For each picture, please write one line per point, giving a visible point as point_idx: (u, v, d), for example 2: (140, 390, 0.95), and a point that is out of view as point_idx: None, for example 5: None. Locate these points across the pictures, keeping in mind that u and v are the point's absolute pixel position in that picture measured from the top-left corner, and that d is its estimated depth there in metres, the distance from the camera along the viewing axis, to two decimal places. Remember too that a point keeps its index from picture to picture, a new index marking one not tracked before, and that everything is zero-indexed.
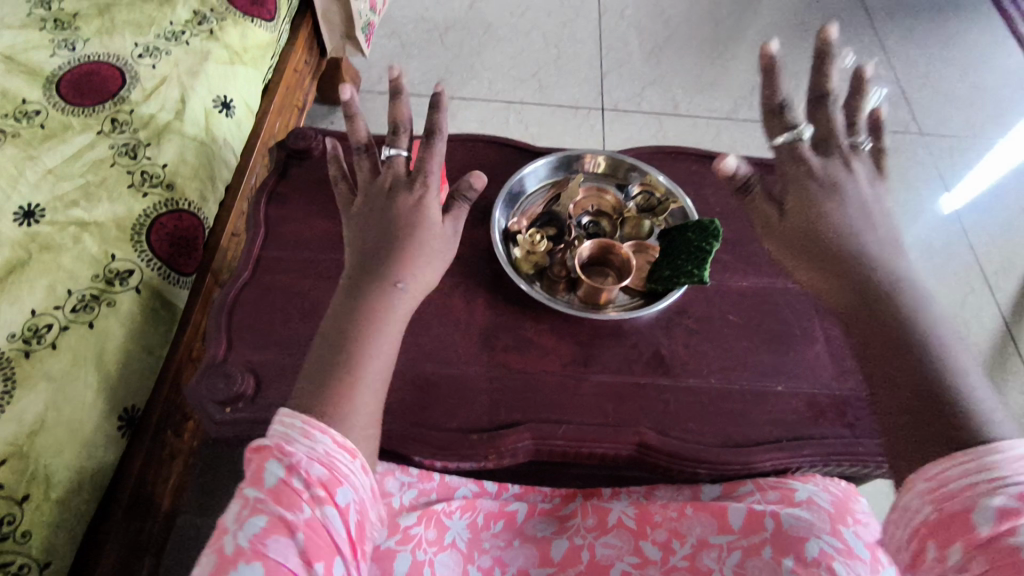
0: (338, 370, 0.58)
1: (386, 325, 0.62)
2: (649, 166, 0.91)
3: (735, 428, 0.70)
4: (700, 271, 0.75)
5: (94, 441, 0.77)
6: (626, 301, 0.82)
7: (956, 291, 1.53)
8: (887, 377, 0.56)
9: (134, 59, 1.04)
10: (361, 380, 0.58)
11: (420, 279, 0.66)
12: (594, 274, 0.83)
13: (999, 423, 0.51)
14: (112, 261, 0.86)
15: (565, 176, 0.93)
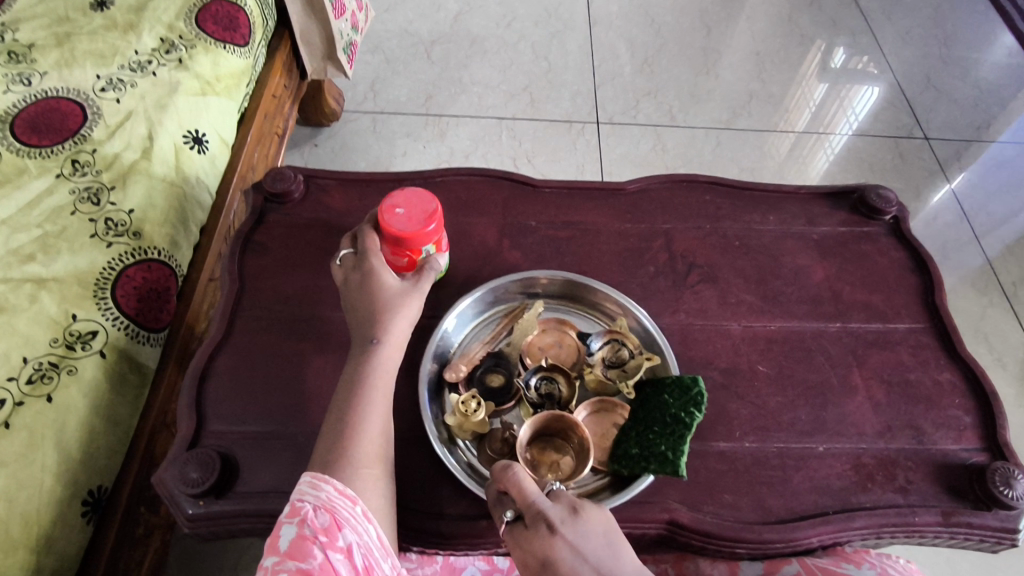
0: (336, 429, 0.58)
1: (373, 380, 0.61)
2: (621, 300, 0.74)
3: (774, 498, 0.64)
4: (675, 462, 0.61)
5: (52, 532, 0.68)
6: (586, 484, 0.65)
7: (975, 305, 1.47)
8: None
9: (96, 93, 0.96)
10: (360, 432, 0.58)
11: (400, 332, 0.64)
12: (544, 449, 0.66)
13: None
14: (74, 323, 0.77)
15: (519, 304, 0.77)
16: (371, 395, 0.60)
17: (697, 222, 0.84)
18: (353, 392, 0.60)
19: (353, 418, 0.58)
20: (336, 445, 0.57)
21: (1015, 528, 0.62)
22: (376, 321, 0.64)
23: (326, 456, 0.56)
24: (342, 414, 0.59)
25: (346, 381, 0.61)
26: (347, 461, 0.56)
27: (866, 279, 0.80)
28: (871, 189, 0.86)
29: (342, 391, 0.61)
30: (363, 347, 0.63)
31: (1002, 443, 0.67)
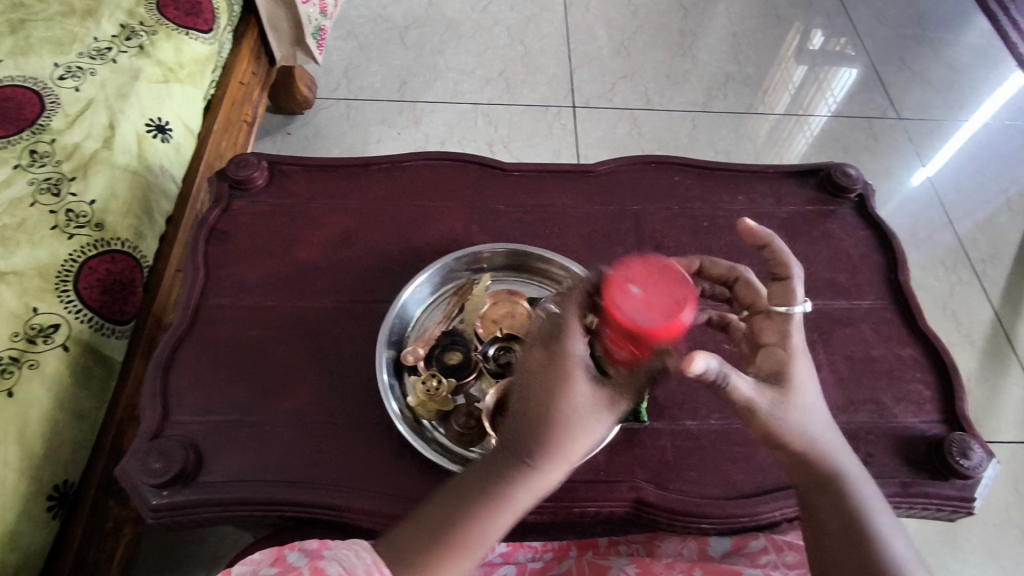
0: (436, 531, 0.50)
1: (507, 502, 0.50)
2: (565, 263, 0.76)
3: (738, 474, 0.64)
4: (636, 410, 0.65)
5: (17, 528, 0.67)
6: None
7: (945, 282, 1.49)
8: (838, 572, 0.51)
9: (54, 81, 0.93)
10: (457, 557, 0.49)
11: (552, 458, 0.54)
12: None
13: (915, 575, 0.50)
14: (34, 316, 0.76)
15: (466, 279, 0.77)
16: (495, 520, 0.50)
17: (665, 203, 0.84)
18: (481, 501, 0.50)
19: (458, 538, 0.49)
20: (429, 552, 0.49)
21: (971, 497, 0.64)
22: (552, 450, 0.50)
23: (403, 552, 0.49)
24: (455, 517, 0.50)
25: (489, 480, 0.51)
26: (421, 574, 0.49)
27: (831, 257, 0.81)
28: (837, 168, 0.87)
29: (470, 488, 0.51)
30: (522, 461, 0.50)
31: (960, 415, 0.69)
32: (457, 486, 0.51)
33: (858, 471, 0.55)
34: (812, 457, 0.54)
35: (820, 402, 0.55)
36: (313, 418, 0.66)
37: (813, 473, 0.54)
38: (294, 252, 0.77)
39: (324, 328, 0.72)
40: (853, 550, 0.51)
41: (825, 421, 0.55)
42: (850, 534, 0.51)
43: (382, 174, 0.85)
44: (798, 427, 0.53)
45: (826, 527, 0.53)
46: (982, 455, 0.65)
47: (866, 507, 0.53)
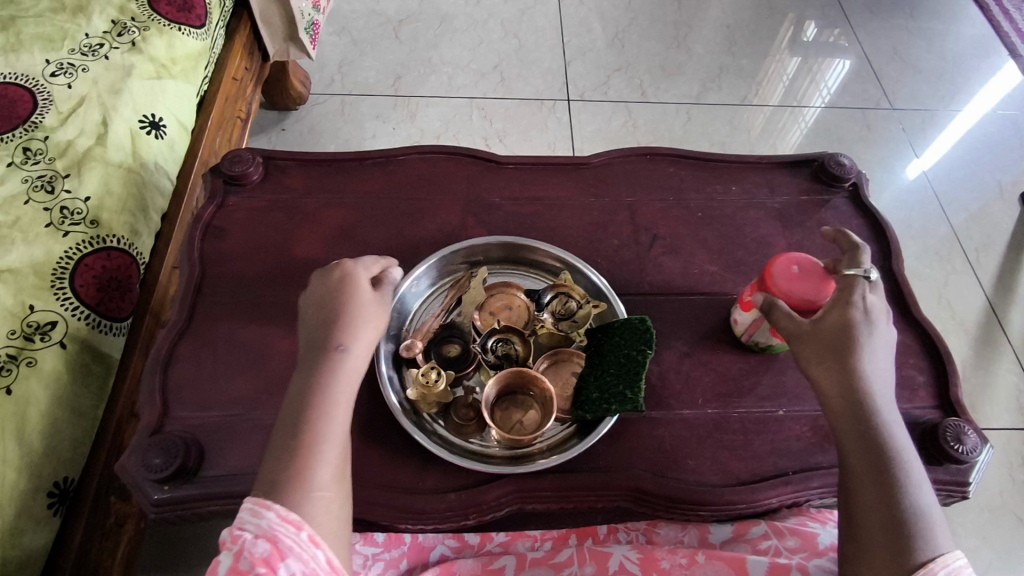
0: (286, 439, 0.53)
1: (332, 391, 0.55)
2: (562, 253, 0.76)
3: (736, 461, 0.65)
4: (634, 397, 0.63)
5: (18, 525, 0.67)
6: (556, 432, 0.68)
7: (938, 271, 1.50)
8: (859, 521, 0.51)
9: (46, 78, 0.92)
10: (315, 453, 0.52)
11: (365, 330, 0.60)
12: (509, 407, 0.67)
13: (937, 528, 0.50)
14: (31, 314, 0.76)
15: (465, 272, 0.78)
16: (330, 409, 0.54)
17: (661, 194, 0.85)
18: (306, 403, 0.54)
19: (309, 435, 0.53)
20: (294, 454, 0.52)
21: (965, 481, 0.65)
22: (340, 324, 0.59)
23: (267, 476, 0.51)
24: (296, 422, 0.53)
25: (306, 380, 0.56)
26: (298, 483, 0.51)
27: (825, 246, 0.81)
28: (831, 157, 0.87)
29: (300, 390, 0.55)
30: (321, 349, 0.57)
31: (954, 401, 0.69)
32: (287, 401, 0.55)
33: (901, 431, 0.55)
34: (852, 405, 0.55)
35: (885, 351, 0.58)
36: None
37: (852, 425, 0.55)
38: (291, 247, 0.77)
39: None
40: (875, 498, 0.51)
41: (886, 376, 0.57)
42: (875, 483, 0.52)
43: (377, 168, 0.85)
44: (844, 362, 0.56)
45: (853, 480, 0.53)
46: (976, 440, 0.65)
47: (901, 462, 0.52)
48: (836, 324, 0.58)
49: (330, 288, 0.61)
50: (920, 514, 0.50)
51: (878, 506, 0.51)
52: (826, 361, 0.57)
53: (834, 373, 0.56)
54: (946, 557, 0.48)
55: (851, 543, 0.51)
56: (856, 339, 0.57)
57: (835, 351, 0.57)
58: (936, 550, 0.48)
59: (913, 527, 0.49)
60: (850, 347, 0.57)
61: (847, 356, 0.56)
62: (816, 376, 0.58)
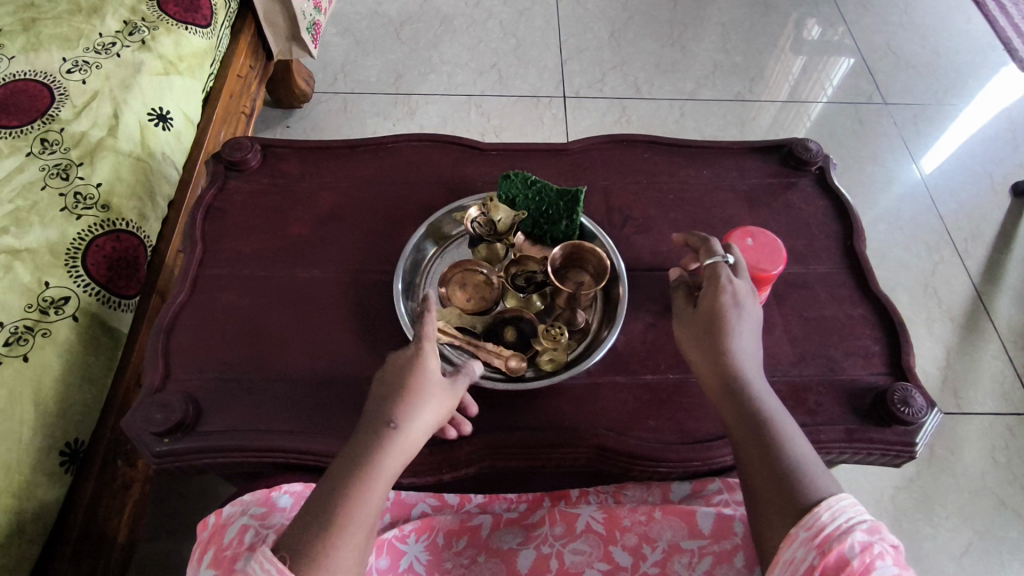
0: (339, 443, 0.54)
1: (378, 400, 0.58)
2: (436, 215, 0.82)
3: (693, 422, 0.69)
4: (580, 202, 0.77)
5: (34, 479, 0.73)
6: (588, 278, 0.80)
7: (926, 261, 1.53)
8: (757, 490, 0.53)
9: (62, 75, 0.99)
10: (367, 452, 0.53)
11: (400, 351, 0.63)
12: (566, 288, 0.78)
13: (822, 479, 0.52)
14: (47, 289, 0.82)
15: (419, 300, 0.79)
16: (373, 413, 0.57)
17: (634, 178, 0.89)
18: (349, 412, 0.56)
19: (356, 434, 0.54)
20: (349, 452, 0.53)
21: (912, 442, 0.68)
22: (411, 395, 0.55)
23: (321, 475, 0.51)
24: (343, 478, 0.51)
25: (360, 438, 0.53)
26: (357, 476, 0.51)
27: (790, 225, 0.85)
28: (798, 142, 0.91)
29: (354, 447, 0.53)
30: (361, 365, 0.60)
31: (905, 368, 0.73)
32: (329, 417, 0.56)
33: (779, 407, 0.58)
34: (729, 391, 0.59)
35: (752, 337, 0.62)
36: (300, 376, 0.72)
37: (734, 407, 0.58)
38: (284, 227, 0.83)
39: (311, 296, 0.78)
40: (764, 465, 0.53)
41: (756, 363, 0.61)
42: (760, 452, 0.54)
43: (367, 155, 0.91)
44: (715, 355, 0.60)
45: (745, 456, 0.55)
46: (923, 404, 0.69)
47: (779, 430, 0.55)
48: (700, 320, 0.63)
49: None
50: (803, 471, 0.52)
51: (767, 472, 0.53)
52: (705, 357, 0.61)
53: (711, 366, 0.60)
54: (831, 500, 0.49)
55: (755, 514, 0.53)
56: (726, 326, 0.61)
57: (708, 344, 0.61)
58: (824, 496, 0.50)
59: (800, 482, 0.51)
60: (720, 338, 0.61)
61: (719, 346, 0.61)
62: (699, 370, 0.62)
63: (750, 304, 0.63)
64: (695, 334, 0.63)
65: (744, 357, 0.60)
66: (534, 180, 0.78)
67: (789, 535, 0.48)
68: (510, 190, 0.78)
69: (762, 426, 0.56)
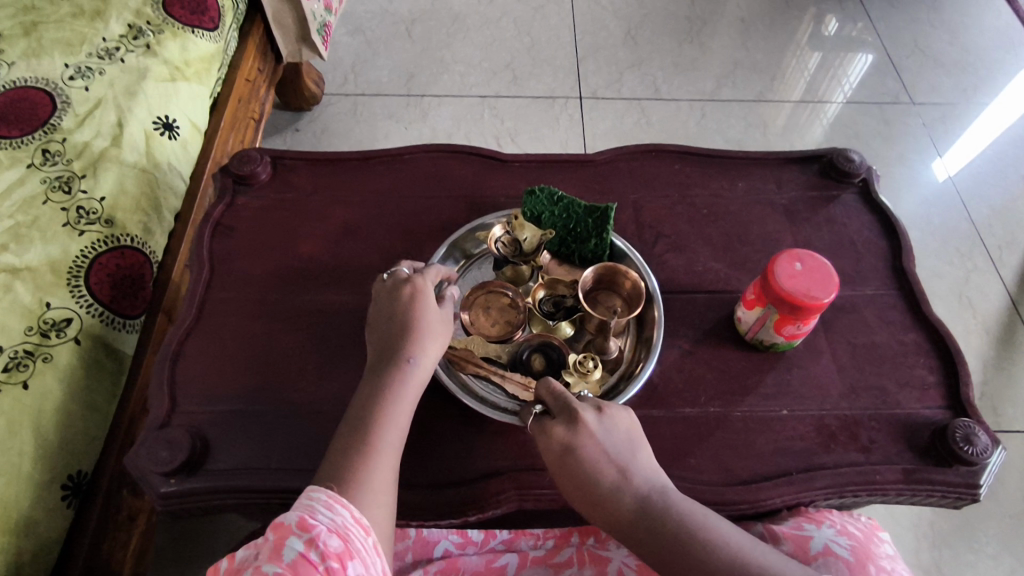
0: (355, 446, 0.55)
1: (402, 403, 0.58)
2: (447, 242, 0.77)
3: (738, 460, 0.64)
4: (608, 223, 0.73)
5: (34, 515, 0.69)
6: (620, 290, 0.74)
7: (959, 269, 1.47)
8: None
9: (64, 82, 0.95)
10: (381, 460, 0.55)
11: (437, 344, 0.63)
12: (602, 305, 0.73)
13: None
14: (48, 311, 0.78)
15: None
16: (395, 416, 0.57)
17: (665, 191, 0.84)
18: (373, 412, 0.57)
19: (375, 442, 0.55)
20: (365, 463, 0.54)
21: (975, 484, 0.63)
22: (410, 339, 0.61)
23: (331, 475, 0.53)
24: (362, 433, 0.56)
25: (369, 395, 0.58)
26: (365, 487, 0.52)
27: (833, 243, 0.80)
28: (840, 152, 0.86)
29: (362, 403, 0.58)
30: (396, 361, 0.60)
31: (965, 400, 0.68)
32: (352, 408, 0.58)
33: (695, 513, 0.53)
34: (632, 529, 0.53)
35: (622, 457, 0.56)
36: (316, 409, 0.67)
37: (642, 546, 0.53)
38: (296, 245, 0.79)
39: (327, 320, 0.73)
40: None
41: (651, 481, 0.56)
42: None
43: (383, 167, 0.86)
44: (603, 504, 0.55)
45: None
46: (987, 442, 0.64)
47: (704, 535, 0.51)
48: (557, 451, 0.58)
49: (404, 303, 0.63)
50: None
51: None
52: (591, 506, 0.56)
53: (603, 513, 0.55)
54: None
55: None
56: (591, 465, 0.56)
57: (588, 492, 0.56)
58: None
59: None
60: (594, 481, 0.55)
61: (599, 492, 0.55)
62: (596, 522, 0.56)
63: (596, 422, 0.58)
64: (562, 471, 0.57)
65: (636, 485, 0.55)
66: (559, 195, 0.75)
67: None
68: (536, 207, 0.75)
69: (686, 552, 0.51)
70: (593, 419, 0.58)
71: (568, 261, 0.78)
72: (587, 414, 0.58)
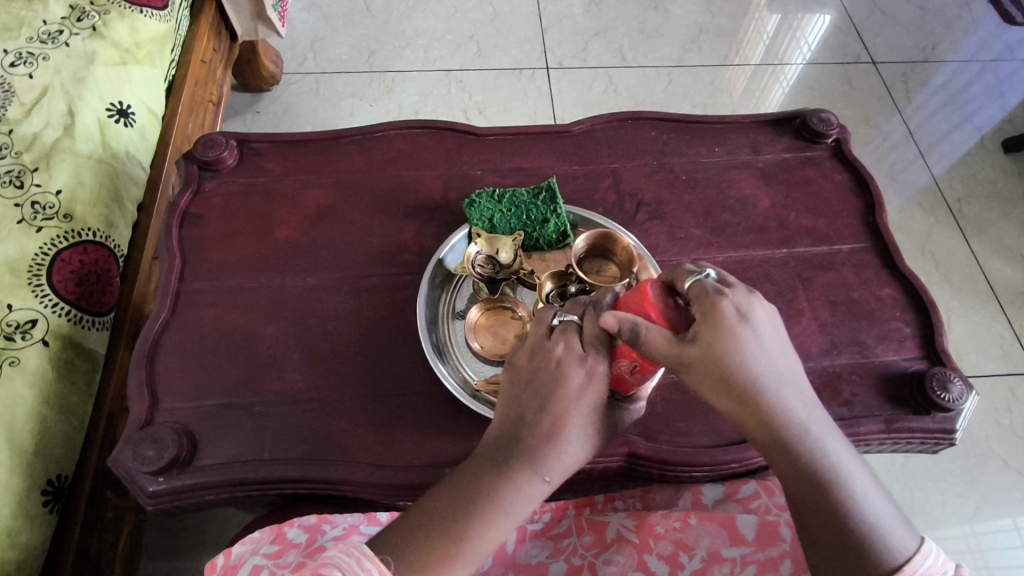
0: (444, 537, 0.49)
1: (509, 510, 0.51)
2: (426, 276, 0.72)
3: (727, 422, 0.66)
4: (556, 202, 0.73)
5: (15, 524, 0.67)
6: (608, 258, 0.72)
7: (923, 223, 1.50)
8: (823, 562, 0.49)
9: (5, 69, 0.89)
10: (466, 563, 0.49)
11: (579, 456, 0.53)
12: (602, 274, 0.71)
13: (897, 540, 0.48)
14: (10, 313, 0.74)
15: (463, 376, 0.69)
16: (500, 522, 0.51)
17: (643, 158, 0.84)
18: (474, 506, 0.51)
19: (465, 541, 0.49)
20: (445, 562, 0.48)
21: (951, 429, 0.66)
22: (553, 442, 0.52)
23: (400, 549, 0.49)
24: (461, 523, 0.50)
25: (484, 480, 0.52)
26: None
27: (809, 203, 0.81)
28: (813, 113, 0.87)
29: (473, 484, 0.52)
30: (526, 463, 0.52)
31: (940, 350, 0.70)
32: (462, 485, 0.52)
33: (837, 444, 0.51)
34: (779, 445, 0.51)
35: (780, 366, 0.50)
36: (306, 397, 0.66)
37: (784, 464, 0.51)
38: (270, 231, 0.76)
39: (308, 306, 0.71)
40: (831, 537, 0.49)
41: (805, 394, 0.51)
42: (825, 520, 0.49)
43: (354, 146, 0.83)
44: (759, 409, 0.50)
45: (805, 516, 0.50)
46: (962, 387, 0.66)
47: (841, 478, 0.50)
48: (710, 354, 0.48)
49: (565, 403, 0.52)
50: (872, 544, 0.48)
51: (836, 548, 0.48)
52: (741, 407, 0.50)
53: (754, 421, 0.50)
54: (914, 561, 0.48)
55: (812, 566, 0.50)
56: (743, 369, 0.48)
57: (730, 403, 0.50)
58: (904, 559, 0.48)
59: (874, 552, 0.48)
60: (746, 388, 0.49)
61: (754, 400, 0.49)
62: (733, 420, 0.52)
63: (754, 327, 0.48)
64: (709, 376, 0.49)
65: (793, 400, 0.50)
66: (501, 194, 0.75)
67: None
68: (484, 215, 0.74)
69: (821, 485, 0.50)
70: (749, 315, 0.49)
71: (536, 250, 0.75)
72: (746, 316, 0.48)
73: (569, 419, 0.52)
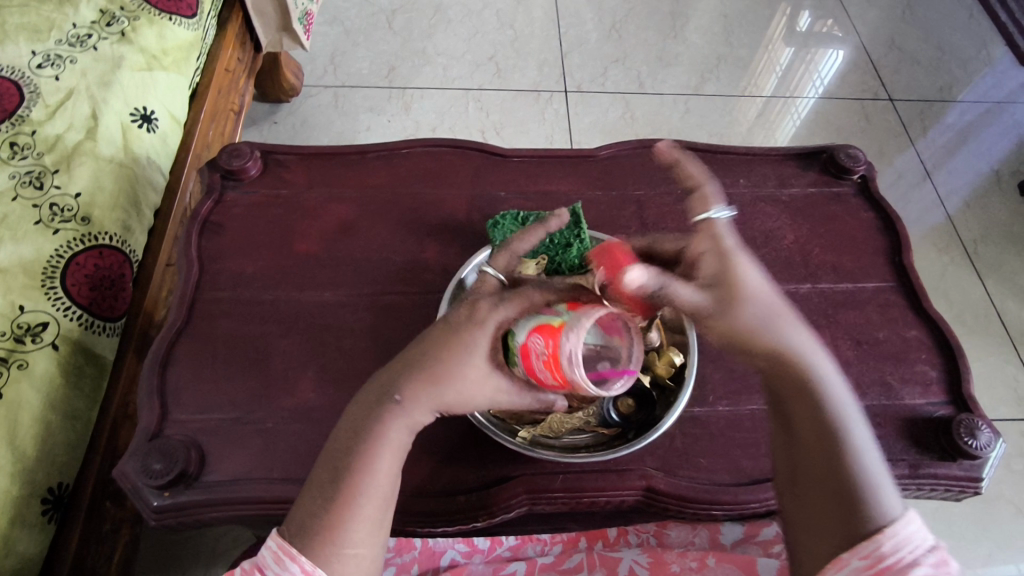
0: (327, 486, 0.49)
1: (385, 450, 0.49)
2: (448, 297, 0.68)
3: (748, 460, 0.64)
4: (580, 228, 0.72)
5: (12, 532, 0.65)
6: None
7: (938, 261, 1.49)
8: (804, 506, 0.49)
9: (32, 70, 0.89)
10: (354, 508, 0.48)
11: (449, 395, 0.49)
12: None
13: (882, 500, 0.47)
14: (21, 314, 0.73)
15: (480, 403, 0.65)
16: (378, 463, 0.49)
17: (668, 186, 0.83)
18: (353, 455, 0.49)
19: (346, 488, 0.48)
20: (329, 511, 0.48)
21: (978, 477, 0.64)
22: (418, 378, 0.49)
23: (298, 515, 0.49)
24: (339, 469, 0.49)
25: (360, 423, 0.50)
26: (330, 538, 0.47)
27: (834, 239, 0.81)
28: (839, 149, 0.86)
29: (351, 429, 0.50)
30: (394, 401, 0.49)
31: (966, 396, 0.69)
32: (343, 432, 0.51)
33: (838, 393, 0.51)
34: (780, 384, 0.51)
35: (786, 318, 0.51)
36: (319, 415, 0.64)
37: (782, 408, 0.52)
38: (289, 243, 0.75)
39: (325, 321, 0.70)
40: (813, 485, 0.49)
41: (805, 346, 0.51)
42: (816, 467, 0.49)
43: (377, 162, 0.83)
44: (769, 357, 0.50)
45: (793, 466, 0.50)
46: (990, 435, 0.65)
47: (844, 433, 0.49)
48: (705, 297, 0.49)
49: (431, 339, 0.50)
50: (861, 495, 0.47)
51: (818, 493, 0.48)
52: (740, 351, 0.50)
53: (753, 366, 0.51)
54: (896, 523, 0.46)
55: (791, 521, 0.50)
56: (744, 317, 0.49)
57: (740, 348, 0.50)
58: (887, 519, 0.46)
59: (860, 505, 0.47)
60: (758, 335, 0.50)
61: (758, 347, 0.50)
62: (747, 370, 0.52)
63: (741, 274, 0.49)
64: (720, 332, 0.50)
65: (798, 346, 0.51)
66: (524, 216, 0.74)
67: (838, 562, 0.45)
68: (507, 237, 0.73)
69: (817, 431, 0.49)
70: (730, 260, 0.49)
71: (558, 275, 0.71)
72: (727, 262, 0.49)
73: (436, 359, 0.49)
